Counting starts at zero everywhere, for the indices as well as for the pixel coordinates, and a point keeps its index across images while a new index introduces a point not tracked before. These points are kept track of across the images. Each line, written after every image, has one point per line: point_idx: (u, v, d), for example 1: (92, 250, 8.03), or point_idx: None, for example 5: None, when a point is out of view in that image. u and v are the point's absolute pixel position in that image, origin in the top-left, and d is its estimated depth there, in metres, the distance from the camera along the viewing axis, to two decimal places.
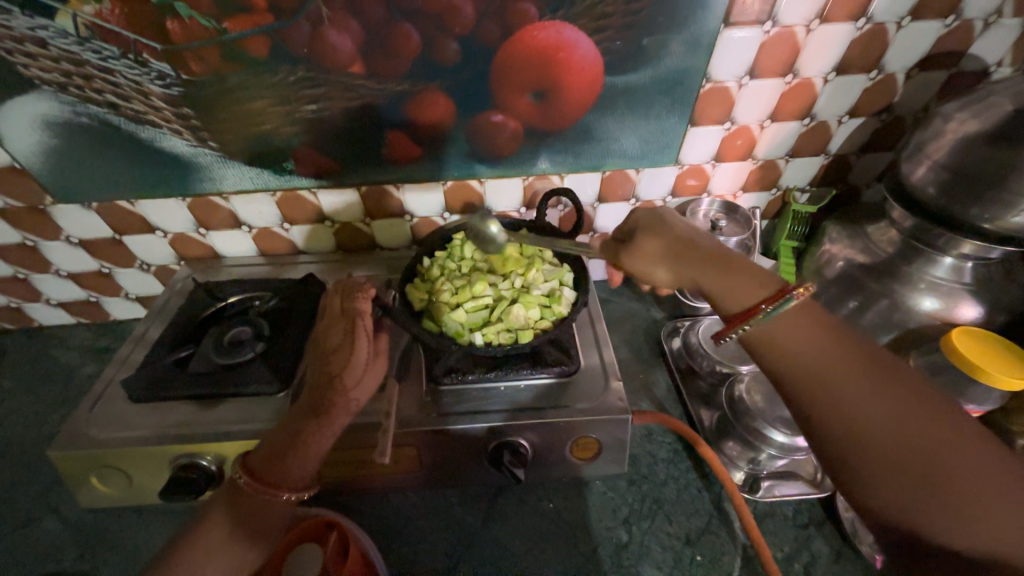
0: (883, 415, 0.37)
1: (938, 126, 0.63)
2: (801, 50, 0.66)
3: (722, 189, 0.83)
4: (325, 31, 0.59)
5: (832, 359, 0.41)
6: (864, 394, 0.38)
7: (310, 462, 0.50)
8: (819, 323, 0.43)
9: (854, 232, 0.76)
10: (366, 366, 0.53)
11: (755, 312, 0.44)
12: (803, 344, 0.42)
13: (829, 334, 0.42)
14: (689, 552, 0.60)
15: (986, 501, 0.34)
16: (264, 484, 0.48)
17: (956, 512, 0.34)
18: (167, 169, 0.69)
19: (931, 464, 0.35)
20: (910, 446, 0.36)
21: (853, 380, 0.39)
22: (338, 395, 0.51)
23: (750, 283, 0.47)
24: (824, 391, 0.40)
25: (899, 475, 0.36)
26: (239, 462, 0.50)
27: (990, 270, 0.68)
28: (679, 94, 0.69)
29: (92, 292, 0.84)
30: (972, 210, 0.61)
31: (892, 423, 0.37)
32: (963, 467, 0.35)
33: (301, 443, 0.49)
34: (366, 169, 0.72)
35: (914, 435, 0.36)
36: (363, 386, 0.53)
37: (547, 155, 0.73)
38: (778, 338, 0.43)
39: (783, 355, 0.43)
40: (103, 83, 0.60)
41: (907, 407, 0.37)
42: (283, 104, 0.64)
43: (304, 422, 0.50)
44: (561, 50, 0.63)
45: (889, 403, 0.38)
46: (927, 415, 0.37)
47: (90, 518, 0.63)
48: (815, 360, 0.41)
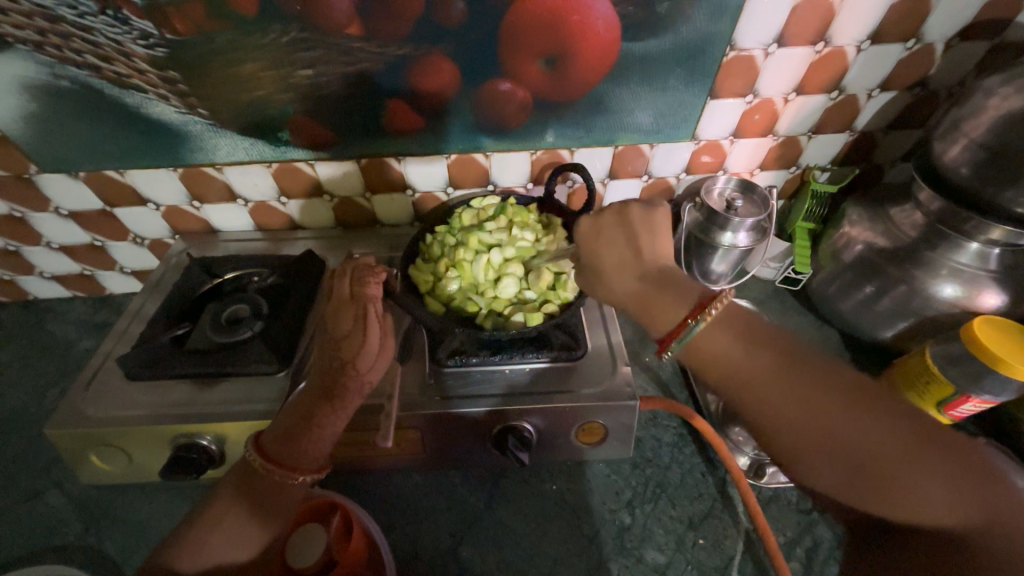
0: (812, 412, 0.37)
1: (978, 102, 0.59)
2: (835, 15, 0.61)
3: (738, 167, 0.79)
4: None
5: (756, 367, 0.40)
6: (800, 407, 0.37)
7: (324, 444, 0.49)
8: (737, 325, 0.42)
9: (875, 215, 0.72)
10: (379, 349, 0.51)
11: (686, 324, 0.43)
12: (732, 350, 0.41)
13: (745, 332, 0.42)
14: (692, 535, 0.60)
15: (908, 470, 0.34)
16: (278, 467, 0.47)
17: (881, 489, 0.35)
18: (156, 138, 0.65)
19: (857, 450, 0.35)
20: (835, 438, 0.36)
21: (786, 385, 0.38)
22: (352, 378, 0.49)
23: (673, 295, 0.46)
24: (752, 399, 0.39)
25: (829, 465, 0.36)
26: (249, 443, 0.49)
27: (1018, 257, 0.65)
28: (700, 63, 0.64)
29: (86, 265, 0.81)
30: (1006, 192, 0.58)
31: (819, 418, 0.37)
32: (887, 448, 0.35)
33: (315, 426, 0.48)
34: (366, 141, 0.68)
35: (836, 426, 0.36)
36: (378, 370, 0.51)
37: (557, 128, 0.69)
38: (705, 347, 0.42)
39: (718, 365, 0.41)
40: (81, 42, 0.56)
41: (830, 398, 0.37)
42: (276, 69, 0.60)
43: (317, 404, 0.48)
44: (575, 12, 0.58)
45: (816, 397, 0.37)
46: (848, 400, 0.37)
47: (94, 493, 0.63)
48: (744, 365, 0.40)
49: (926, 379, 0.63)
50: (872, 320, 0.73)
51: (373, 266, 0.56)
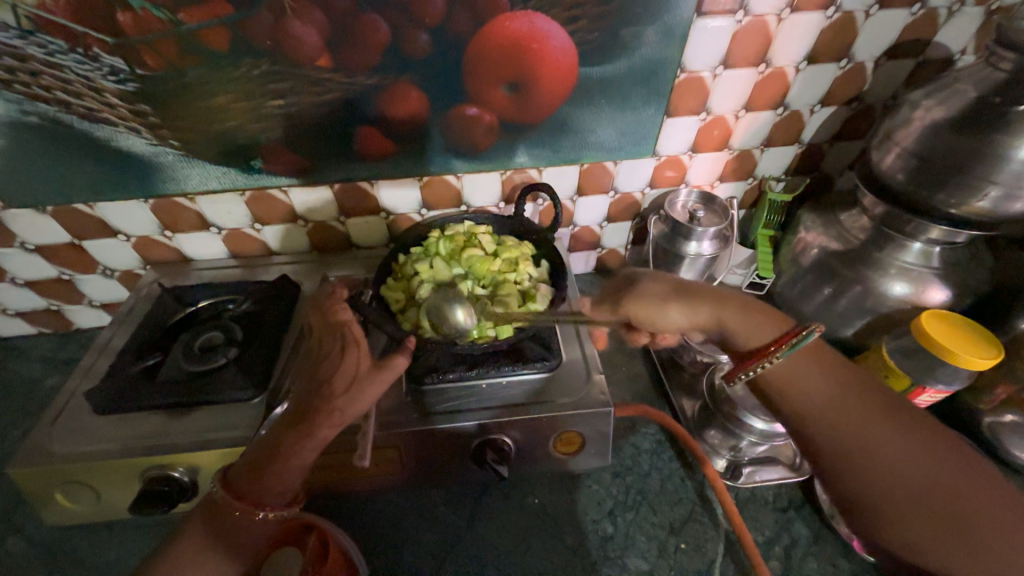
0: (918, 475, 0.41)
1: (906, 114, 0.64)
2: (772, 40, 0.66)
3: (699, 180, 0.83)
4: (289, 22, 0.56)
5: (859, 418, 0.44)
6: (904, 462, 0.41)
7: (291, 476, 0.47)
8: (841, 368, 0.46)
9: (827, 220, 0.77)
10: (357, 375, 0.48)
11: (766, 353, 0.47)
12: (834, 398, 0.45)
13: (835, 370, 0.46)
14: (674, 541, 0.61)
15: (986, 523, 0.39)
16: (240, 501, 0.47)
17: (965, 537, 0.39)
18: (127, 170, 0.66)
19: (967, 519, 0.39)
20: (919, 483, 0.41)
21: (897, 451, 0.42)
22: (322, 404, 0.47)
23: (757, 325, 0.49)
24: (853, 456, 0.43)
25: (912, 517, 0.41)
26: (218, 475, 0.49)
27: (956, 254, 0.70)
28: (654, 84, 0.68)
29: (53, 300, 0.80)
30: (938, 195, 0.62)
31: (893, 470, 0.41)
32: (990, 513, 0.39)
33: (277, 458, 0.46)
34: (339, 166, 0.70)
35: (903, 465, 0.41)
36: (351, 396, 0.48)
37: (525, 148, 0.72)
38: (808, 388, 0.45)
39: (820, 408, 0.45)
40: (51, 79, 0.57)
41: (894, 431, 0.43)
42: (248, 100, 0.61)
43: (283, 436, 0.47)
44: (534, 41, 0.62)
45: (899, 436, 0.42)
46: (939, 458, 0.42)
47: (57, 537, 0.60)
48: (850, 412, 0.44)
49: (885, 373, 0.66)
50: (833, 320, 0.76)
51: (340, 291, 0.56)
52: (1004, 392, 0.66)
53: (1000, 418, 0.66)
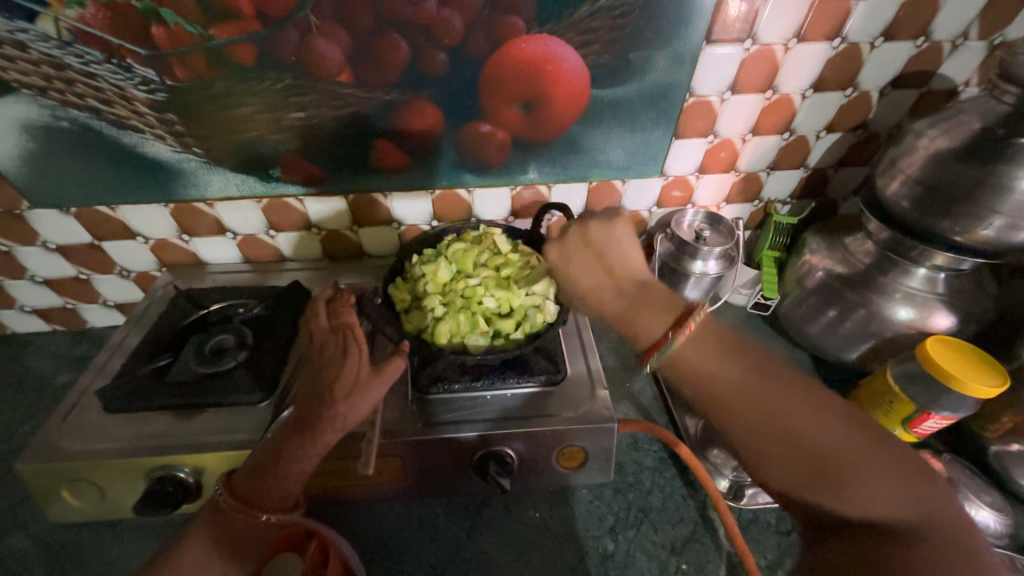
0: (778, 418, 0.40)
1: (910, 142, 0.65)
2: (779, 68, 0.68)
3: (705, 201, 0.84)
4: (314, 39, 0.59)
5: (722, 376, 0.43)
6: (765, 409, 0.41)
7: (292, 483, 0.48)
8: (717, 335, 0.46)
9: (832, 244, 0.78)
10: (358, 381, 0.49)
11: (659, 343, 0.47)
12: (704, 360, 0.44)
13: (725, 342, 0.45)
14: (675, 561, 0.60)
15: (859, 474, 0.37)
16: (243, 504, 0.48)
17: (828, 487, 0.38)
18: (149, 175, 0.68)
19: (819, 451, 0.38)
20: (790, 434, 0.39)
21: (754, 399, 0.41)
22: (325, 411, 0.48)
23: (659, 311, 0.50)
24: (720, 405, 0.42)
25: (784, 461, 0.39)
26: (221, 481, 0.50)
27: (960, 281, 0.70)
28: (663, 107, 0.70)
29: (69, 298, 0.81)
30: (943, 223, 0.63)
31: (766, 423, 0.40)
32: (842, 446, 0.38)
33: (280, 465, 0.47)
34: (354, 177, 0.72)
35: (778, 418, 0.40)
36: (352, 403, 0.48)
37: (536, 164, 0.74)
38: (683, 355, 0.45)
39: (677, 365, 0.45)
40: (84, 86, 0.59)
41: (771, 388, 0.41)
42: (270, 111, 0.64)
43: (287, 441, 0.48)
44: (548, 63, 0.64)
45: (786, 396, 0.41)
46: (798, 400, 0.40)
47: (60, 534, 0.61)
48: (728, 376, 0.43)
49: (890, 398, 0.66)
50: (837, 343, 0.77)
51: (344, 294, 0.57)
52: (1010, 421, 0.66)
53: (1006, 447, 0.66)
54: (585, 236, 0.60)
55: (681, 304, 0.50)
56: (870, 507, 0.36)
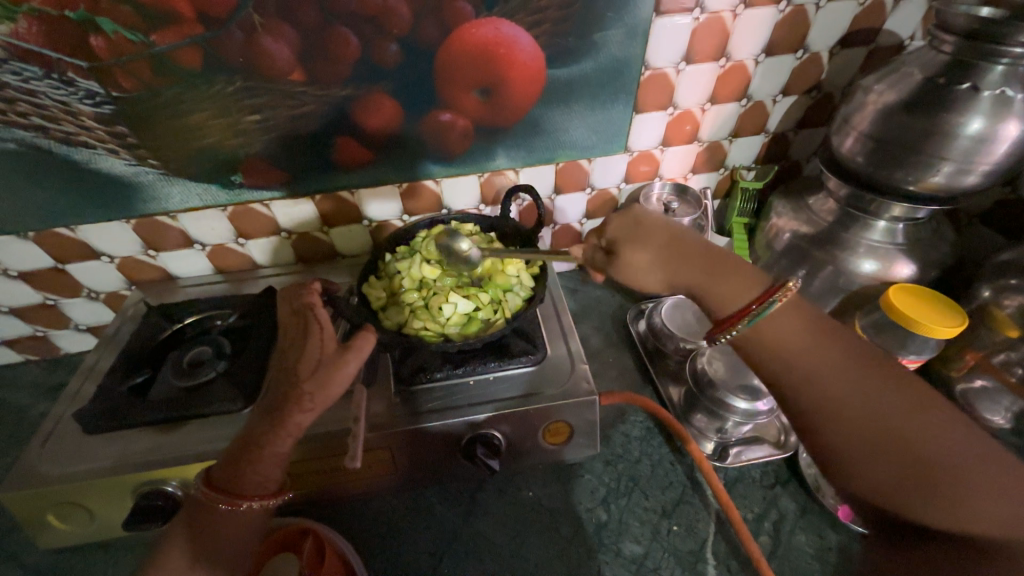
0: (871, 400, 0.40)
1: (860, 98, 0.67)
2: (730, 35, 0.69)
3: (672, 173, 0.85)
4: (260, 38, 0.58)
5: (827, 346, 0.44)
6: (897, 426, 0.39)
7: (270, 467, 0.48)
8: (814, 322, 0.46)
9: (797, 205, 0.79)
10: (321, 358, 0.51)
11: (747, 312, 0.46)
12: (788, 334, 0.45)
13: (812, 323, 0.45)
14: (666, 524, 0.62)
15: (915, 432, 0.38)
16: (221, 493, 0.47)
17: (922, 491, 0.37)
18: (106, 191, 0.67)
19: (934, 462, 0.37)
20: (901, 433, 0.38)
21: (885, 409, 0.40)
22: (292, 391, 0.49)
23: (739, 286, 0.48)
24: (821, 392, 0.42)
25: (872, 425, 0.40)
26: (202, 474, 0.49)
27: (919, 230, 0.72)
28: (621, 82, 0.71)
29: (38, 326, 0.80)
30: (897, 174, 0.65)
31: (873, 402, 0.40)
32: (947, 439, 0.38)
33: (253, 450, 0.48)
34: (319, 177, 0.71)
35: (882, 401, 0.40)
36: (318, 380, 0.49)
37: (502, 150, 0.74)
38: (771, 331, 0.45)
39: (767, 346, 0.46)
40: (28, 105, 0.57)
41: (903, 413, 0.39)
42: (224, 116, 0.63)
43: (258, 426, 0.48)
44: (502, 46, 0.64)
45: (869, 399, 0.41)
46: (900, 399, 0.40)
47: (52, 560, 0.60)
48: (845, 350, 0.43)
49: None
50: (809, 301, 0.79)
51: (309, 283, 0.59)
52: (974, 358, 0.69)
53: (970, 384, 0.69)
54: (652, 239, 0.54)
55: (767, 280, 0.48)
56: (955, 513, 0.35)
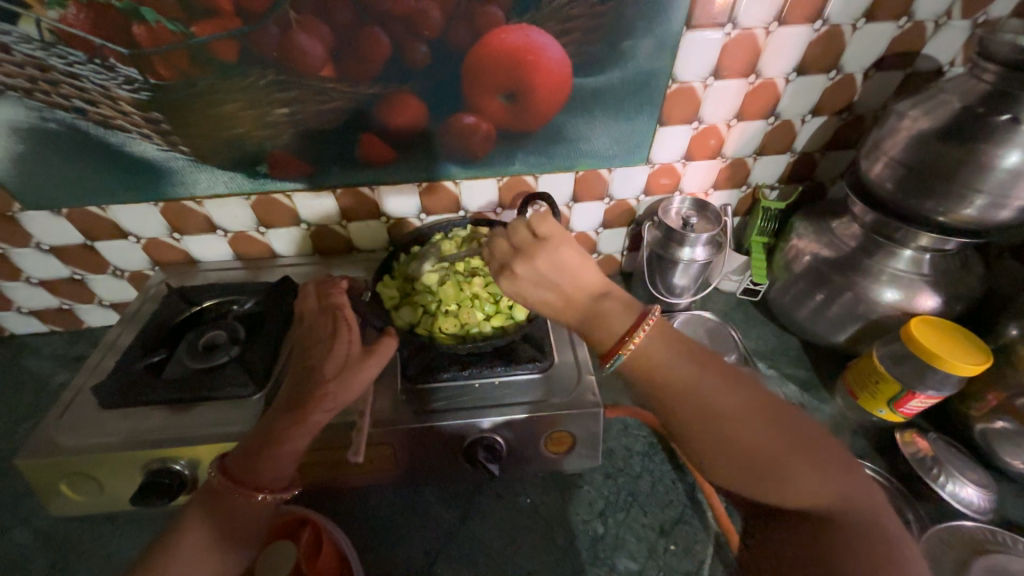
0: (710, 406, 0.40)
1: (893, 123, 0.65)
2: (761, 52, 0.68)
3: (692, 188, 0.84)
4: (294, 34, 0.59)
5: (673, 364, 0.42)
6: (738, 427, 0.38)
7: (286, 461, 0.49)
8: (672, 338, 0.44)
9: (820, 228, 0.78)
10: (348, 358, 0.52)
11: (626, 339, 0.44)
12: (673, 362, 0.42)
13: (676, 343, 0.44)
14: (663, 542, 0.61)
15: (748, 428, 0.38)
16: (237, 484, 0.47)
17: (765, 482, 0.38)
18: (138, 175, 0.69)
19: (757, 452, 0.38)
20: (731, 437, 0.38)
21: (720, 404, 0.40)
22: (314, 389, 0.50)
23: (618, 319, 0.47)
24: (677, 405, 0.41)
25: (713, 434, 0.39)
26: (215, 462, 0.50)
27: (947, 262, 0.70)
28: (647, 94, 0.70)
29: (65, 299, 0.83)
30: (926, 204, 0.63)
31: (703, 412, 0.39)
32: (767, 431, 0.38)
33: (273, 442, 0.48)
34: (341, 172, 0.73)
35: (718, 406, 0.39)
36: (342, 380, 0.51)
37: (522, 156, 0.74)
38: (645, 358, 0.43)
39: (657, 378, 0.42)
40: (70, 87, 0.60)
41: (732, 409, 0.39)
42: (254, 108, 0.64)
43: (279, 418, 0.49)
44: (530, 53, 0.64)
45: (710, 398, 0.40)
46: (736, 397, 0.40)
47: (61, 527, 0.62)
48: (683, 371, 0.42)
49: (875, 379, 0.67)
50: (825, 326, 0.77)
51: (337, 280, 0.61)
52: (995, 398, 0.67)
53: (991, 425, 0.67)
54: (540, 275, 0.50)
55: (637, 309, 0.47)
56: (787, 493, 0.37)
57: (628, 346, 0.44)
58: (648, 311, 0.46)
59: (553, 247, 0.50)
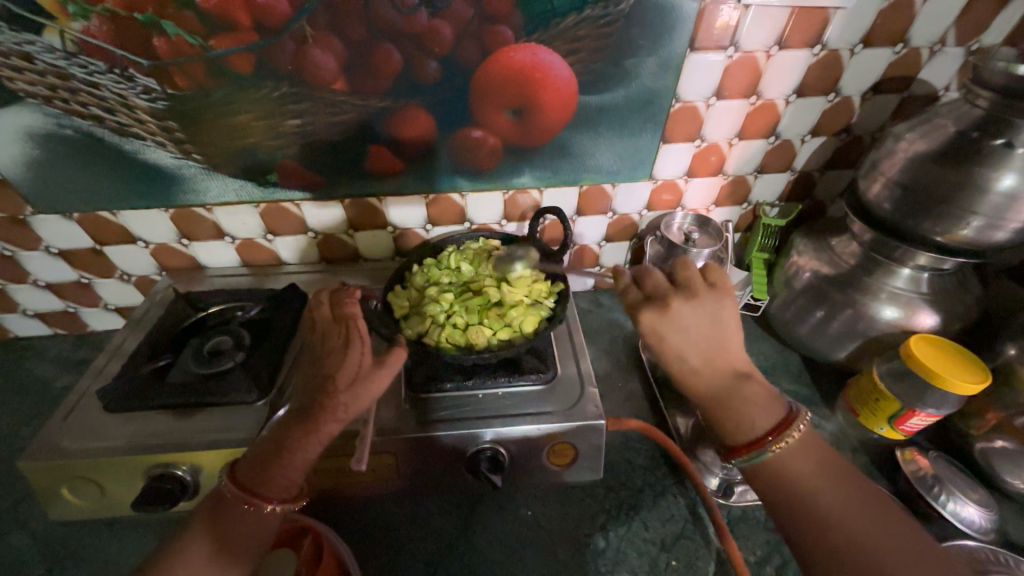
0: (849, 527, 0.44)
1: (890, 145, 0.67)
2: (762, 74, 0.70)
3: (695, 204, 0.86)
4: (309, 49, 0.61)
5: (810, 477, 0.48)
6: (881, 555, 0.42)
7: (296, 471, 0.49)
8: (816, 454, 0.49)
9: (819, 245, 0.79)
10: (360, 370, 0.52)
11: (762, 442, 0.49)
12: (807, 475, 0.48)
13: (823, 462, 0.49)
14: (665, 557, 0.61)
15: (885, 554, 0.42)
16: (247, 494, 0.47)
17: None
18: (150, 181, 0.70)
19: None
20: (873, 560, 0.42)
21: (859, 526, 0.44)
22: (327, 401, 0.50)
23: (759, 407, 0.50)
24: (807, 516, 0.46)
25: (848, 552, 0.43)
26: (227, 468, 0.50)
27: (944, 281, 0.71)
28: (651, 112, 0.72)
29: (70, 302, 0.83)
30: (924, 224, 0.64)
31: (839, 529, 0.44)
32: (911, 565, 0.42)
33: (284, 453, 0.48)
34: (350, 182, 0.74)
35: (862, 533, 0.44)
36: (354, 392, 0.51)
37: (528, 170, 0.76)
38: (795, 466, 0.48)
39: (794, 488, 0.48)
40: (89, 96, 0.61)
41: (878, 538, 0.43)
42: (267, 119, 0.66)
43: (290, 429, 0.49)
44: (537, 70, 0.66)
45: (846, 518, 0.45)
46: (880, 529, 0.44)
47: (58, 531, 0.62)
48: (851, 496, 0.46)
49: (875, 396, 0.68)
50: (826, 343, 0.78)
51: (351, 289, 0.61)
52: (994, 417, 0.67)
53: (990, 443, 0.67)
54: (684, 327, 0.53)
55: (782, 409, 0.51)
56: None
57: (769, 446, 0.48)
58: (794, 416, 0.50)
59: (717, 300, 0.55)
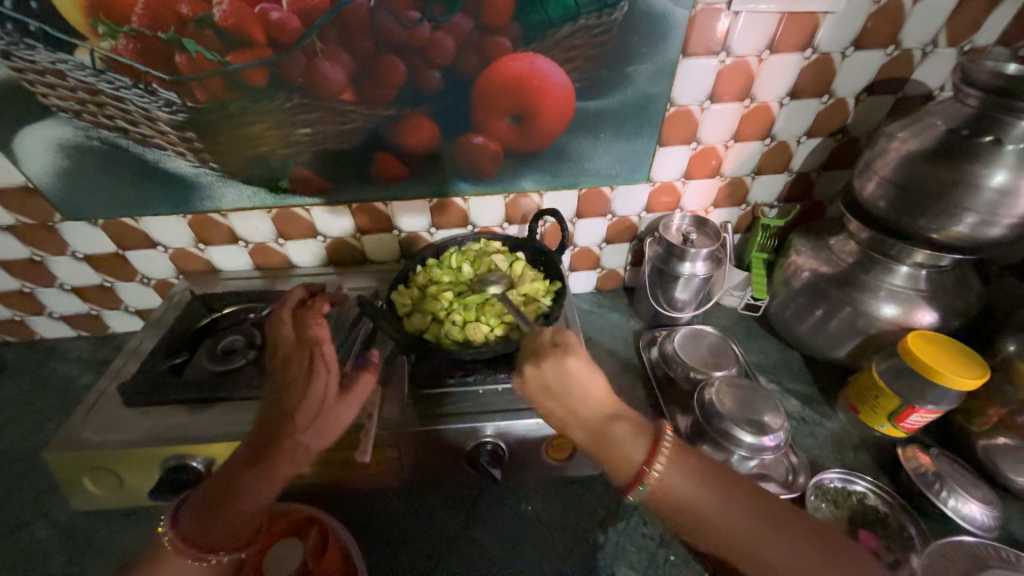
0: (744, 541, 0.44)
1: (884, 145, 0.68)
2: (755, 78, 0.72)
3: (693, 206, 0.87)
4: (319, 63, 0.64)
5: (700, 500, 0.46)
6: (775, 555, 0.43)
7: (241, 521, 0.46)
8: (695, 469, 0.47)
9: (817, 244, 0.80)
10: (320, 409, 0.47)
11: (643, 476, 0.47)
12: (696, 497, 0.46)
13: (709, 476, 0.47)
14: (663, 552, 0.62)
15: (773, 552, 0.43)
16: (192, 544, 0.45)
17: None
18: (170, 189, 0.74)
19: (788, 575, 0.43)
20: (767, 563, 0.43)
21: (751, 538, 0.44)
22: (285, 441, 0.46)
23: (631, 437, 0.49)
24: (705, 536, 0.46)
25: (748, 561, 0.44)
26: (169, 516, 0.47)
27: (943, 278, 0.72)
28: (647, 116, 0.74)
29: (93, 305, 0.87)
30: (919, 221, 0.65)
31: (738, 544, 0.44)
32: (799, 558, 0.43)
33: (231, 497, 0.45)
34: (357, 188, 0.77)
35: (756, 544, 0.44)
36: (316, 431, 0.47)
37: (528, 174, 0.78)
38: (680, 492, 0.46)
39: (696, 523, 0.46)
40: (116, 109, 0.66)
41: (772, 541, 0.44)
42: (279, 128, 0.69)
43: (239, 472, 0.46)
44: (535, 78, 0.69)
45: (742, 530, 0.44)
46: (770, 526, 0.44)
47: (80, 521, 0.65)
48: (740, 506, 0.45)
49: (876, 394, 0.68)
50: (826, 341, 0.78)
51: (313, 305, 0.56)
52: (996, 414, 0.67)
53: (993, 440, 0.67)
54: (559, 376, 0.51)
55: (648, 427, 0.50)
56: None
57: (650, 478, 0.46)
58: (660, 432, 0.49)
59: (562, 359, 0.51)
